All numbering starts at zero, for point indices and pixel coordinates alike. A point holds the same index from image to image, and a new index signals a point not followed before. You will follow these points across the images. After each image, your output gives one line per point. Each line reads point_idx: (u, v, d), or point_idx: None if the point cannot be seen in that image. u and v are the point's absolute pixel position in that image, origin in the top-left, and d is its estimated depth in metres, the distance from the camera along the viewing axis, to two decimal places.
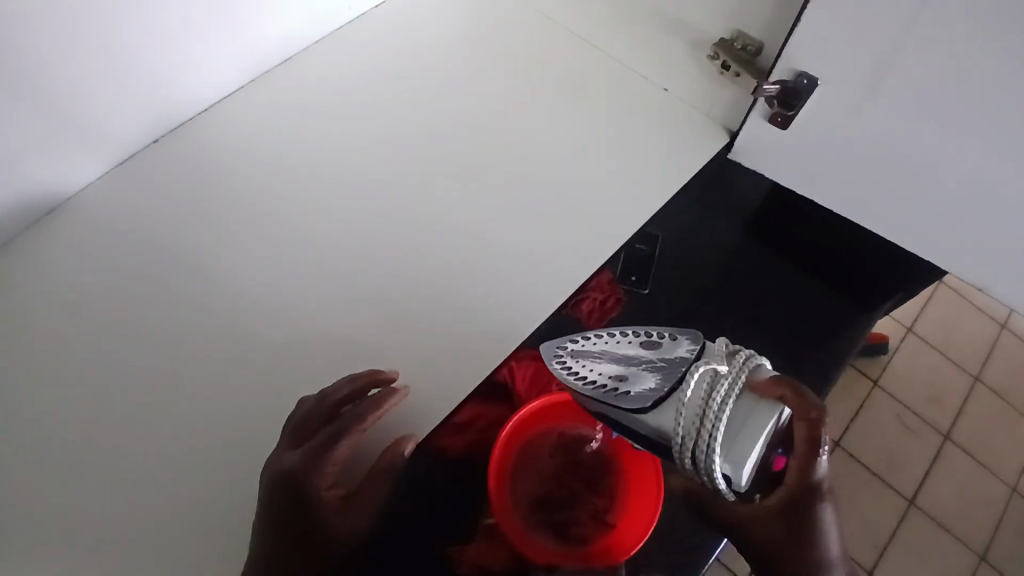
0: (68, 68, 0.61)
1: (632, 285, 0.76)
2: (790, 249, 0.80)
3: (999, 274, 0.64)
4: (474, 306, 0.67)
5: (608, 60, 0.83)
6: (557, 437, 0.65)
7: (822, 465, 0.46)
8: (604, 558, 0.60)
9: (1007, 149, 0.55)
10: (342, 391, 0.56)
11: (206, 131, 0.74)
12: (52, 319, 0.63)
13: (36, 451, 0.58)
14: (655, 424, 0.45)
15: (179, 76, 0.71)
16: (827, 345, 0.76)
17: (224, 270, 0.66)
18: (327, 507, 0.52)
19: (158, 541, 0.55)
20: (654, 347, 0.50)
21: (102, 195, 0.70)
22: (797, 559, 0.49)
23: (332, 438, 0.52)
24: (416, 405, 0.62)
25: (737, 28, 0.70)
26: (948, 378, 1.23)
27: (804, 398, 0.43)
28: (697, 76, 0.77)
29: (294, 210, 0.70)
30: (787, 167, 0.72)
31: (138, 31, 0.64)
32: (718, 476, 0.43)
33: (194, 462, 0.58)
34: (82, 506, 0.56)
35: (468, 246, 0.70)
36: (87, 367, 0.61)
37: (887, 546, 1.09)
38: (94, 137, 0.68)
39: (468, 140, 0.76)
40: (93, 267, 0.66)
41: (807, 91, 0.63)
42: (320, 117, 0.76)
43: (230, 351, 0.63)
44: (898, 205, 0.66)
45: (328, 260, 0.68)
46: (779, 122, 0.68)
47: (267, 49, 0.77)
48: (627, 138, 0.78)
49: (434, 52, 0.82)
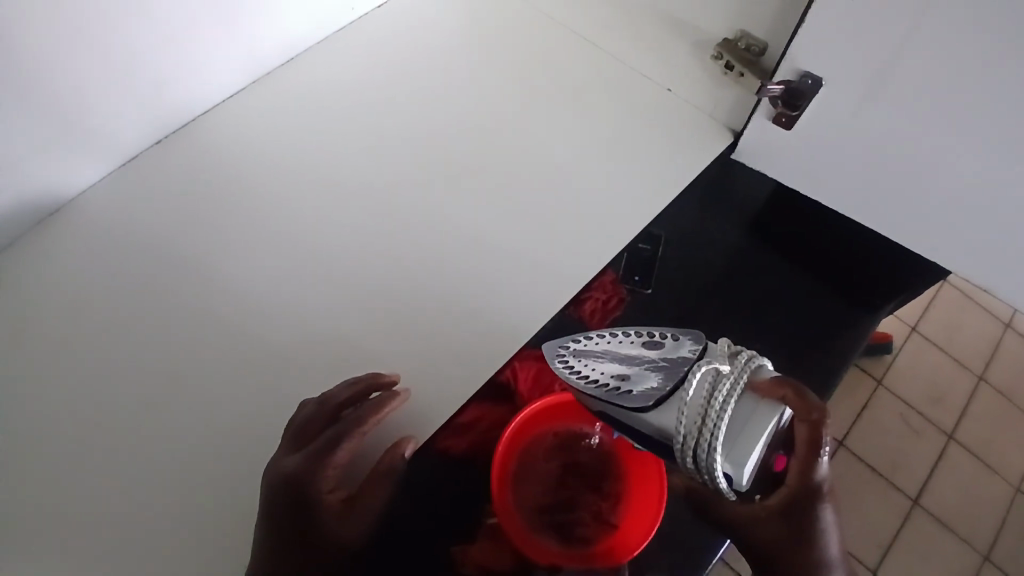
0: (70, 68, 0.62)
1: (636, 285, 0.76)
2: (792, 250, 0.80)
3: (1004, 277, 0.64)
4: (475, 307, 0.67)
5: (609, 61, 0.83)
6: (552, 437, 0.65)
7: (823, 467, 0.46)
8: (607, 559, 0.60)
9: (1007, 150, 0.55)
10: (342, 395, 0.56)
11: (208, 133, 0.75)
12: (57, 320, 0.64)
13: (44, 450, 0.58)
14: (656, 423, 0.46)
15: (182, 77, 0.71)
16: (830, 346, 0.76)
17: (229, 271, 0.67)
18: (328, 510, 0.53)
19: (160, 539, 0.56)
20: (657, 346, 0.50)
21: (105, 196, 0.71)
22: (798, 559, 0.49)
23: (333, 442, 0.53)
24: (420, 405, 0.62)
25: (741, 28, 0.70)
26: (952, 378, 1.23)
27: (806, 401, 0.43)
28: (700, 77, 0.77)
29: (295, 211, 0.71)
30: (789, 167, 0.72)
31: (138, 30, 0.64)
32: (719, 475, 0.43)
33: (199, 462, 0.59)
34: (89, 505, 0.57)
35: (468, 247, 0.70)
36: (90, 368, 0.62)
37: (891, 546, 1.09)
38: (95, 139, 0.68)
39: (469, 141, 0.76)
40: (95, 269, 0.67)
41: (811, 92, 0.63)
42: (323, 117, 0.76)
43: (233, 351, 0.63)
44: (901, 208, 0.66)
45: (329, 261, 0.68)
46: (784, 122, 0.68)
47: (269, 51, 0.78)
48: (628, 138, 0.78)
49: (435, 52, 0.82)
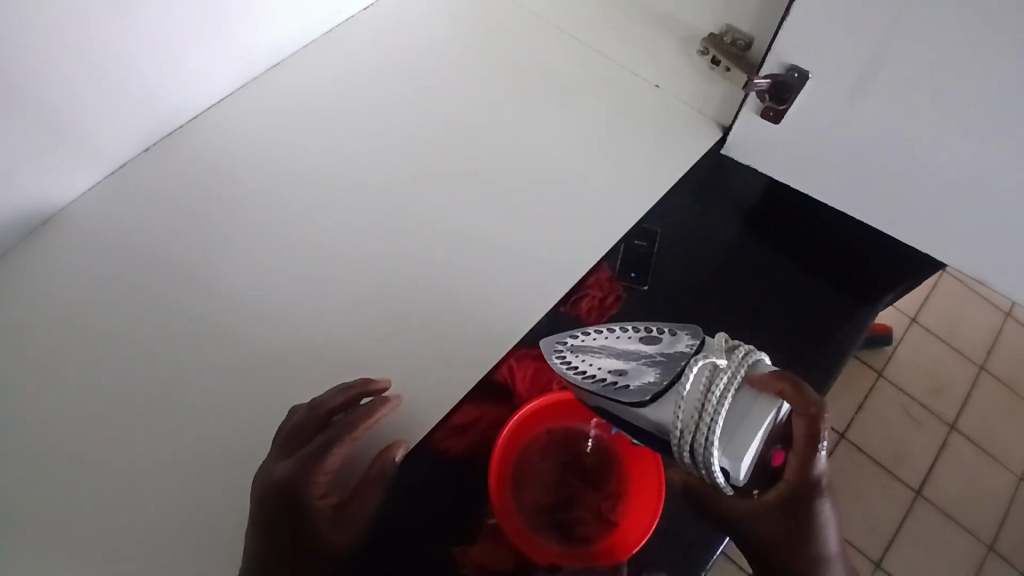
0: (57, 77, 0.61)
1: (632, 281, 0.74)
2: (791, 245, 0.79)
3: (999, 266, 0.64)
4: (467, 308, 0.67)
5: (599, 58, 0.83)
6: (546, 435, 0.65)
7: (821, 462, 0.46)
8: (608, 557, 0.60)
9: (1000, 139, 0.55)
10: (334, 400, 0.56)
11: (198, 137, 0.75)
12: (50, 327, 0.64)
13: (40, 456, 0.58)
14: (654, 418, 0.45)
15: (172, 83, 0.71)
16: (831, 340, 0.75)
17: (222, 275, 0.67)
18: (320, 515, 0.53)
19: (156, 543, 0.56)
20: (655, 341, 0.50)
21: (96, 203, 0.71)
22: (799, 554, 0.49)
23: (324, 448, 0.53)
24: (415, 407, 0.62)
25: (726, 23, 0.69)
26: (954, 368, 1.23)
27: (804, 395, 0.43)
28: (690, 72, 0.77)
29: (284, 216, 0.70)
30: (780, 163, 0.72)
31: (127, 35, 0.64)
32: (716, 470, 0.43)
33: (197, 466, 0.59)
34: (89, 508, 0.57)
35: (460, 247, 0.70)
36: (84, 374, 0.62)
37: (896, 538, 1.09)
38: (84, 147, 0.68)
39: (461, 141, 0.76)
40: (89, 276, 0.66)
41: (798, 85, 0.63)
42: (315, 120, 0.76)
43: (226, 357, 0.63)
44: (895, 198, 0.65)
45: (322, 265, 0.68)
46: (771, 116, 0.67)
47: (258, 55, 0.78)
48: (619, 135, 0.78)
49: (426, 53, 0.82)
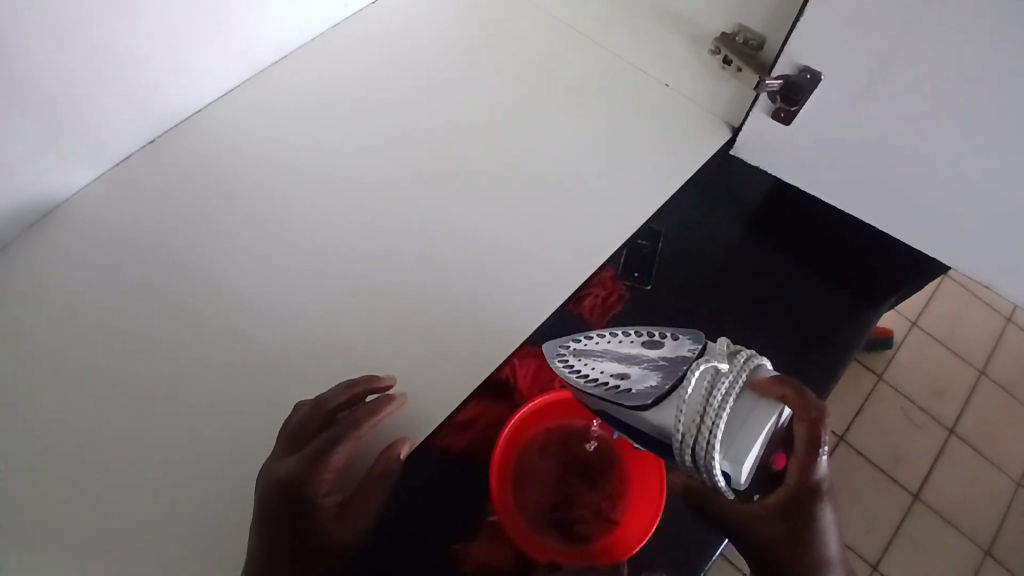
0: (61, 70, 0.61)
1: (635, 281, 0.75)
2: (793, 246, 0.79)
3: (1004, 273, 0.64)
4: (471, 307, 0.67)
5: (605, 57, 0.83)
6: (545, 434, 0.65)
7: (822, 466, 0.46)
8: (608, 556, 0.60)
9: (1008, 146, 0.55)
10: (339, 398, 0.56)
11: (202, 133, 0.75)
12: (53, 323, 0.64)
13: (41, 453, 0.58)
14: (655, 421, 0.45)
15: (175, 77, 0.71)
16: (833, 340, 0.75)
17: (225, 272, 0.67)
18: (325, 513, 0.53)
19: (157, 539, 0.56)
20: (656, 346, 0.50)
21: (99, 197, 0.71)
22: (798, 557, 0.49)
23: (328, 446, 0.53)
24: (418, 407, 0.62)
25: (739, 22, 0.69)
26: (954, 371, 1.23)
27: (806, 400, 0.42)
28: (699, 72, 0.76)
29: (289, 212, 0.70)
30: (786, 166, 0.72)
31: (129, 30, 0.64)
32: (717, 473, 0.43)
33: (199, 464, 0.59)
34: (90, 506, 0.57)
35: (463, 246, 0.70)
36: (86, 371, 0.62)
37: (894, 540, 1.09)
38: (86, 141, 0.68)
39: (464, 140, 0.76)
40: (92, 272, 0.66)
41: (811, 87, 0.62)
42: (319, 116, 0.76)
43: (228, 355, 0.63)
44: (901, 203, 0.65)
45: (325, 263, 0.68)
46: (783, 117, 0.67)
47: (262, 50, 0.77)
48: (625, 136, 0.78)
49: (430, 50, 0.82)
